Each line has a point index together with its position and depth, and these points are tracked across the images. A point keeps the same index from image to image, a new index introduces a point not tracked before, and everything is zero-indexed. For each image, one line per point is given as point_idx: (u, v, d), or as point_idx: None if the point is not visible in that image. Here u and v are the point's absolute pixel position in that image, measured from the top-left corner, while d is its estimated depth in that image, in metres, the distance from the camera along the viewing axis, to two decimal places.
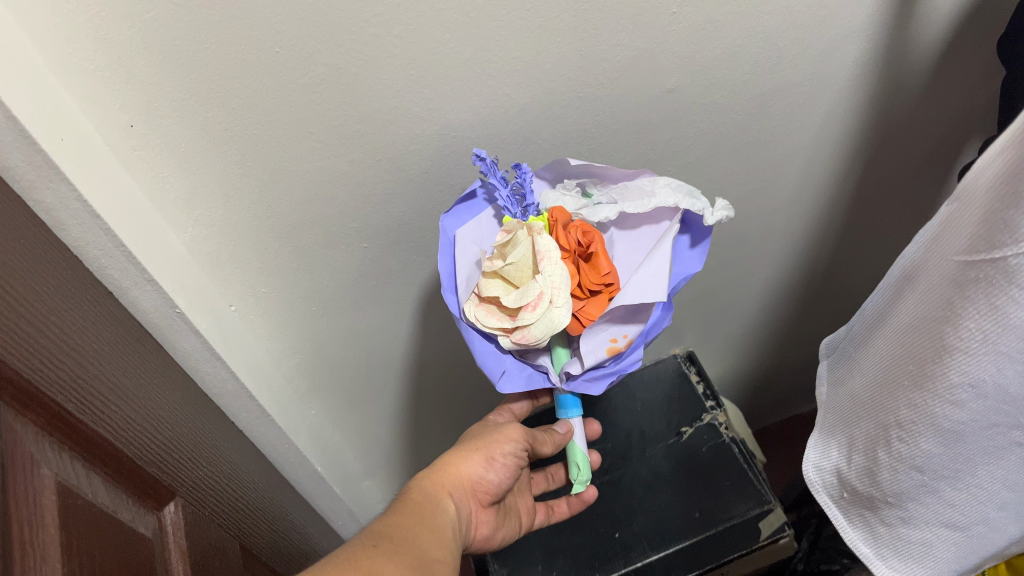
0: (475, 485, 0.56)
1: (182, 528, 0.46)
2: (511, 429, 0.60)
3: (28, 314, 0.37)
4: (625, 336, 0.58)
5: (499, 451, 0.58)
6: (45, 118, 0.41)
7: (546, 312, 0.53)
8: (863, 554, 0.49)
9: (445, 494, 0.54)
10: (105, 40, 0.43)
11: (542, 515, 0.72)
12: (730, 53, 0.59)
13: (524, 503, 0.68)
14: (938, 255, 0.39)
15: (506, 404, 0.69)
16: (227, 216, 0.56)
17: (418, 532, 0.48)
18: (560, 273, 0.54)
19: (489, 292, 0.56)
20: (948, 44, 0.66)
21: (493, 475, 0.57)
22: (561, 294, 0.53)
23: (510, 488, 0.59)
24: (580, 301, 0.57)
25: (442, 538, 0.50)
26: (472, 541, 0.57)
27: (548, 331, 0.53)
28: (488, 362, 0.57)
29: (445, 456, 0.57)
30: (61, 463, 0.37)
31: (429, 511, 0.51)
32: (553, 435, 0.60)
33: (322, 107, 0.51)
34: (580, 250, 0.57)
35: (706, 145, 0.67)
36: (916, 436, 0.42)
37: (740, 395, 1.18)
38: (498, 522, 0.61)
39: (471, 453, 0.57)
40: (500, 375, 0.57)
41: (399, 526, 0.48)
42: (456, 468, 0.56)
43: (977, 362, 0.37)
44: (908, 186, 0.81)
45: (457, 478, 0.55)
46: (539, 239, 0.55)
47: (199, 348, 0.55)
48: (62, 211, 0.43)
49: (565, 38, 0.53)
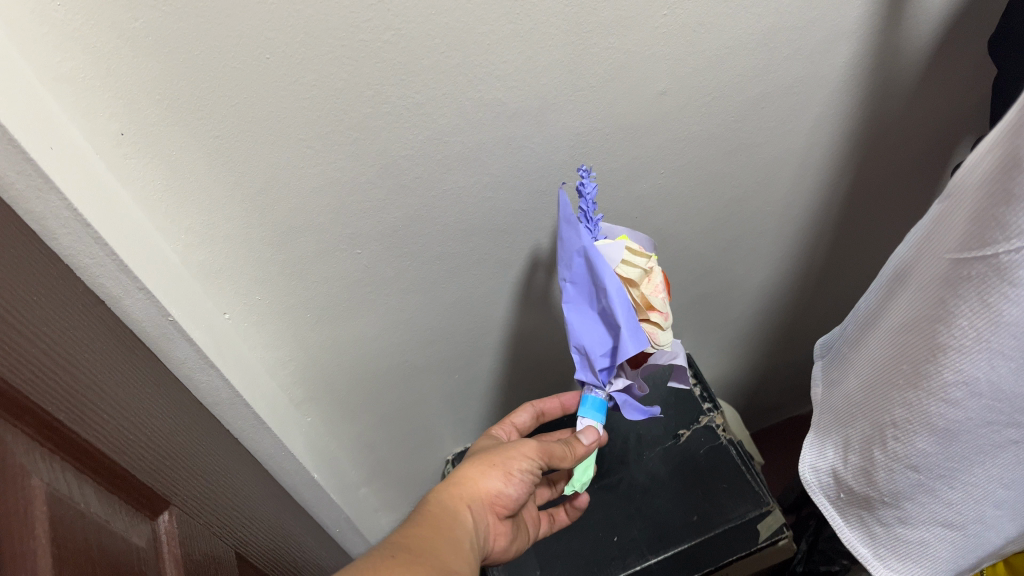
0: (493, 499, 0.56)
1: (177, 537, 0.46)
2: (527, 443, 0.60)
3: (20, 323, 0.37)
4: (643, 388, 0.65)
5: (517, 467, 0.58)
6: (33, 127, 0.41)
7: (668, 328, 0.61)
8: (860, 554, 0.48)
9: (462, 508, 0.53)
10: (93, 50, 0.43)
11: (547, 524, 0.72)
12: (720, 55, 0.59)
13: (529, 513, 0.68)
14: (930, 253, 0.39)
15: (508, 419, 0.69)
16: (220, 224, 0.55)
17: (435, 545, 0.48)
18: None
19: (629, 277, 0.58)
20: (939, 44, 0.66)
21: (511, 490, 0.57)
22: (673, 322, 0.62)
23: (525, 501, 0.59)
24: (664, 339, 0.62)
25: (462, 551, 0.49)
26: (490, 554, 0.57)
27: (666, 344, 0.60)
28: (627, 318, 0.56)
29: (463, 472, 0.57)
30: (52, 473, 0.37)
31: (447, 526, 0.51)
32: (575, 448, 0.58)
33: (314, 114, 0.51)
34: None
35: (698, 149, 0.67)
36: (910, 435, 0.41)
37: (736, 398, 1.18)
38: (512, 533, 0.61)
39: (489, 469, 0.57)
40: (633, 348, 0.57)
41: (416, 539, 0.48)
42: (475, 483, 0.56)
43: (970, 361, 0.37)
44: (901, 186, 0.82)
45: (475, 492, 0.55)
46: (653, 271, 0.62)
47: (193, 357, 0.55)
48: (52, 221, 0.43)
49: (556, 41, 0.53)
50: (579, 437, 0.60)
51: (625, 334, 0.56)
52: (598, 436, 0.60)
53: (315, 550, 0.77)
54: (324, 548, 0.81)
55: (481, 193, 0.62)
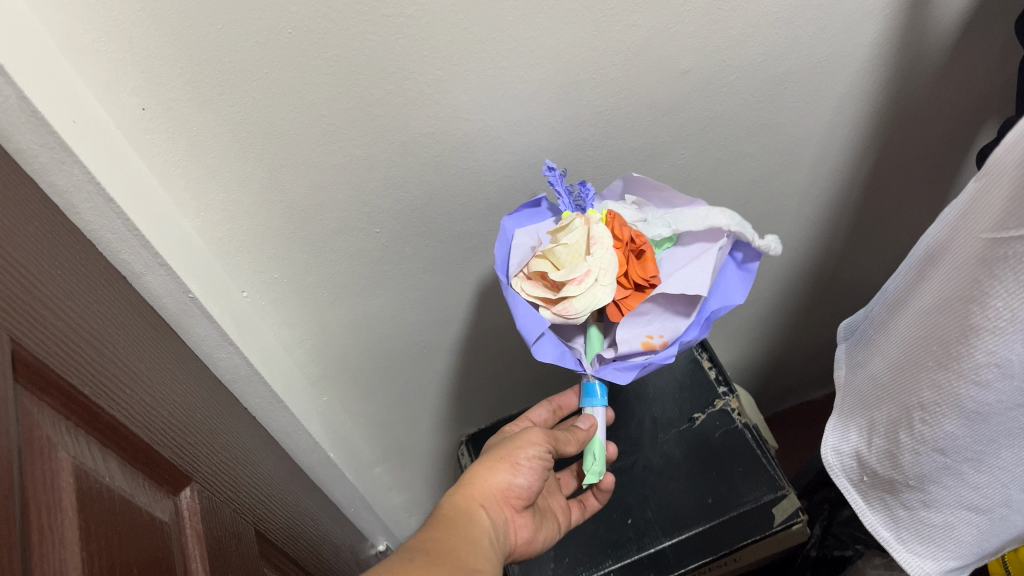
0: (506, 492, 0.56)
1: (199, 513, 0.45)
2: (533, 434, 0.59)
3: (41, 295, 0.36)
4: (660, 335, 0.61)
5: (524, 456, 0.57)
6: (58, 100, 0.40)
7: (590, 288, 0.56)
8: (883, 538, 0.48)
9: (477, 507, 0.53)
10: (115, 22, 0.43)
11: (578, 509, 0.71)
12: (745, 33, 0.59)
13: (557, 502, 0.68)
14: (961, 233, 0.38)
15: (524, 415, 0.69)
16: (239, 201, 0.55)
17: (453, 546, 0.48)
18: (609, 258, 0.57)
19: (537, 268, 0.59)
20: (967, 23, 0.65)
21: (522, 480, 0.56)
22: (608, 274, 0.57)
23: (541, 490, 0.59)
24: (625, 290, 0.59)
25: (482, 552, 0.49)
26: (516, 548, 0.57)
27: (589, 306, 0.56)
28: (528, 322, 0.57)
29: (473, 470, 0.56)
30: (79, 445, 0.36)
31: (463, 527, 0.51)
32: (578, 434, 0.60)
33: (340, 89, 0.50)
34: (632, 246, 0.59)
35: (720, 129, 0.67)
36: (939, 418, 0.41)
37: (751, 381, 1.17)
38: (536, 524, 0.60)
39: (497, 464, 0.56)
40: (537, 345, 0.58)
41: (435, 543, 0.48)
42: (485, 480, 0.55)
43: (1004, 342, 0.36)
44: (924, 169, 0.81)
45: (486, 489, 0.55)
46: (595, 226, 0.58)
47: (212, 334, 0.55)
48: (75, 194, 0.42)
49: (580, 18, 0.52)
50: (575, 424, 0.61)
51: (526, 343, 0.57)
52: (596, 420, 0.61)
53: (334, 530, 0.77)
54: (341, 526, 0.81)
55: (502, 171, 0.62)
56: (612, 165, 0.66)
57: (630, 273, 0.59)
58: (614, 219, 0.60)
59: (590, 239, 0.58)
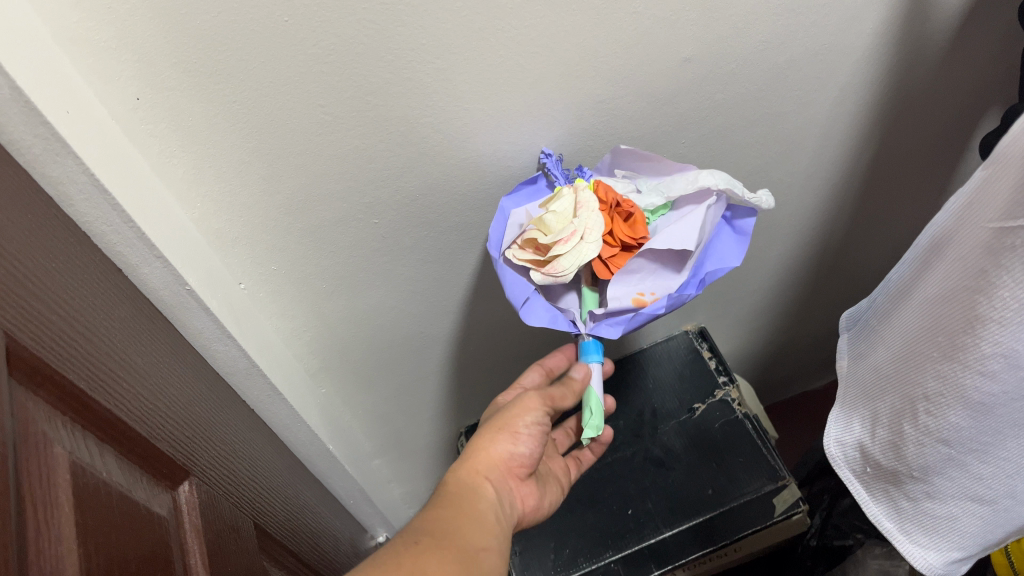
0: (508, 462, 0.56)
1: (198, 507, 0.44)
2: (530, 397, 0.59)
3: (34, 287, 0.36)
4: (652, 292, 0.60)
5: (524, 423, 0.57)
6: (52, 92, 0.40)
7: (576, 248, 0.57)
8: (886, 529, 0.48)
9: (480, 481, 0.53)
10: (109, 11, 0.42)
11: (575, 467, 0.71)
12: (747, 21, 0.58)
13: (557, 465, 0.68)
14: (970, 222, 0.38)
15: (515, 383, 0.69)
16: (236, 191, 0.55)
17: (458, 525, 0.47)
18: (596, 219, 0.58)
19: (527, 235, 0.59)
20: (970, 10, 0.64)
21: (523, 447, 0.56)
22: (594, 232, 0.58)
23: (542, 454, 0.58)
24: (610, 249, 0.59)
25: (489, 529, 0.49)
26: (523, 514, 0.57)
27: (576, 263, 0.57)
28: (514, 289, 0.61)
29: (473, 443, 0.56)
30: (75, 441, 0.36)
31: (468, 503, 0.50)
32: (574, 384, 0.60)
33: (337, 79, 0.50)
34: (618, 208, 0.60)
35: (721, 118, 0.66)
36: (944, 409, 0.40)
37: (752, 371, 1.17)
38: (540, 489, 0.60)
39: (497, 433, 0.56)
40: (525, 309, 0.60)
41: (439, 522, 0.47)
42: (487, 451, 0.55)
43: (1011, 333, 0.36)
44: (926, 158, 0.80)
45: (488, 462, 0.54)
46: (582, 192, 0.59)
47: (210, 327, 0.54)
48: (69, 185, 0.42)
49: (581, 6, 0.52)
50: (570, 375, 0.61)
51: (513, 306, 0.60)
52: (591, 371, 0.61)
53: (334, 522, 0.77)
54: (341, 518, 0.81)
55: (501, 162, 0.62)
56: (612, 155, 0.66)
57: (615, 232, 0.59)
58: (599, 185, 0.60)
59: (577, 203, 0.58)
